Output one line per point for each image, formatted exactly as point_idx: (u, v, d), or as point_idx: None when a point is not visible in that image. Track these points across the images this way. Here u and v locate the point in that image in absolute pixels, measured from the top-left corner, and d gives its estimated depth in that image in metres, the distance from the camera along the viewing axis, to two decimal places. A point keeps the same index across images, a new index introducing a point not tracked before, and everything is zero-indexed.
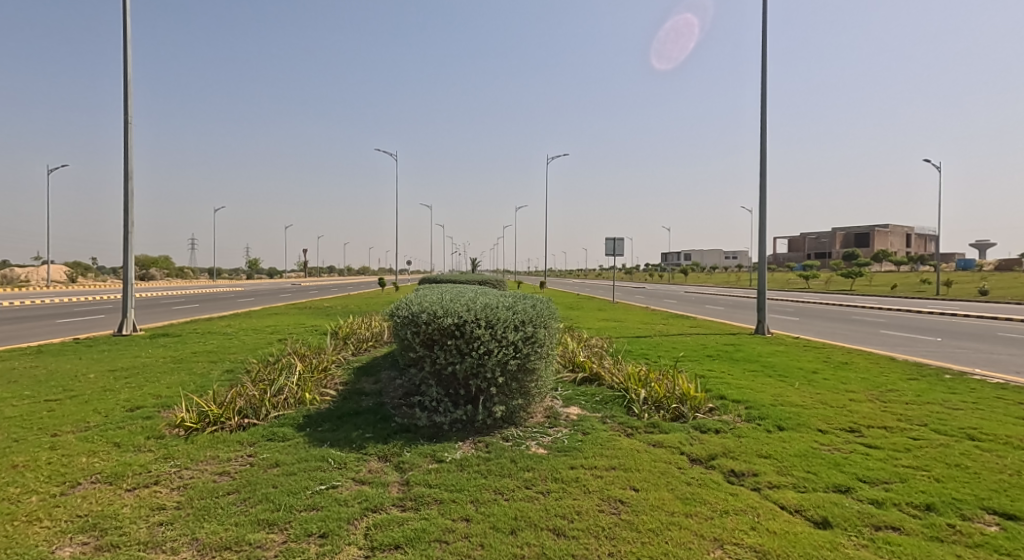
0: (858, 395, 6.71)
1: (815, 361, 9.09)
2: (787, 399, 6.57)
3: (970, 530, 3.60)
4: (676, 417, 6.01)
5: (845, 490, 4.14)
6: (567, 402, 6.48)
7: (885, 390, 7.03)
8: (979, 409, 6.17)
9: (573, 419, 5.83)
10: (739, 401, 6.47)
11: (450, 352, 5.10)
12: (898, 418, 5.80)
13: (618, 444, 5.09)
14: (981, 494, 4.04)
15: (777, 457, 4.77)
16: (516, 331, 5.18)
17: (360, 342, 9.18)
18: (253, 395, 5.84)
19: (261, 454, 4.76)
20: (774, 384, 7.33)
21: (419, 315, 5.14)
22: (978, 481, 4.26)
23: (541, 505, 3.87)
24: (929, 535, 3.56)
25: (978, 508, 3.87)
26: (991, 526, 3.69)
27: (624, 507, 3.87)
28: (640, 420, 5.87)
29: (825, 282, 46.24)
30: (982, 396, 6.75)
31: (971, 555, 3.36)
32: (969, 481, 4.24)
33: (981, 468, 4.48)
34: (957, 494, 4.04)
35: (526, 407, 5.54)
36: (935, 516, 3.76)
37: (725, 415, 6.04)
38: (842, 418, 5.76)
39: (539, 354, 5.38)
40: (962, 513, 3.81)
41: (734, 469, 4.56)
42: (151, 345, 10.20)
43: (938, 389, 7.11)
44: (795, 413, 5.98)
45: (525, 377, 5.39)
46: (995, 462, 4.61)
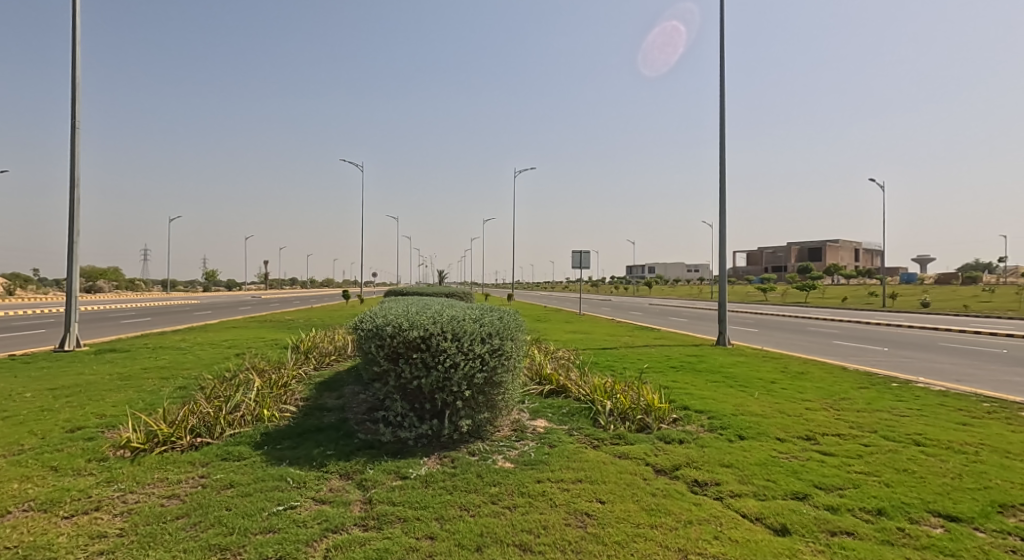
0: (813, 404, 6.92)
1: (774, 371, 9.34)
2: (747, 408, 6.73)
3: (918, 533, 3.74)
4: (642, 428, 6.09)
5: (802, 497, 4.26)
6: (534, 415, 6.50)
7: (838, 398, 7.26)
8: (923, 415, 6.44)
9: (540, 432, 5.85)
10: (702, 411, 6.60)
11: (415, 365, 5.06)
12: (851, 425, 6.00)
13: (585, 456, 5.11)
14: (927, 497, 4.21)
15: (738, 466, 4.88)
16: (483, 342, 5.18)
17: (322, 356, 9.03)
18: (207, 413, 5.69)
19: (213, 474, 4.63)
20: (735, 395, 7.49)
21: (384, 328, 5.10)
22: (923, 485, 4.43)
23: (507, 520, 3.86)
24: (880, 539, 3.68)
25: (923, 511, 4.02)
26: (936, 528, 3.84)
27: (590, 520, 3.90)
28: (607, 432, 5.93)
29: (784, 294, 47.90)
30: (926, 403, 7.05)
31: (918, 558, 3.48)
32: (916, 485, 4.41)
33: (926, 472, 4.67)
34: (905, 498, 4.19)
35: (492, 421, 5.52)
36: (885, 521, 3.90)
37: (688, 425, 6.17)
38: (799, 426, 5.92)
39: (506, 366, 5.38)
40: (909, 517, 3.96)
41: (697, 478, 4.65)
42: (97, 362, 9.78)
43: (887, 397, 7.38)
44: (755, 422, 6.12)
45: (491, 390, 5.38)
46: (940, 466, 4.81)
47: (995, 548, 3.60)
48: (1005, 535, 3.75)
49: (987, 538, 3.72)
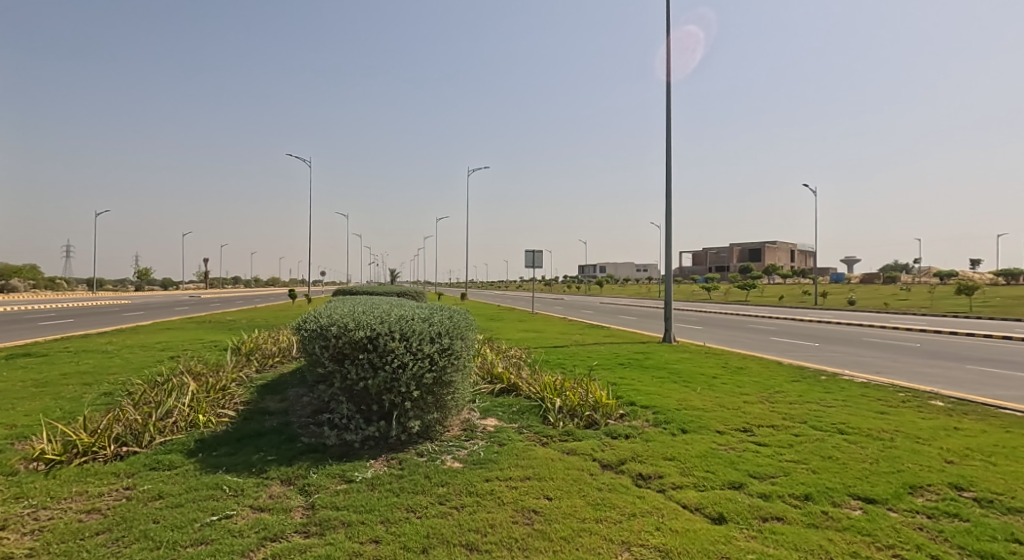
0: (751, 397, 7.23)
1: (715, 367, 9.70)
2: (690, 402, 6.97)
3: (839, 515, 3.98)
4: (590, 424, 6.22)
5: (738, 486, 4.45)
6: (485, 414, 6.53)
7: (772, 391, 7.62)
8: (848, 405, 6.84)
9: (490, 430, 5.89)
10: (648, 407, 6.79)
11: (362, 366, 5.00)
12: (783, 416, 6.30)
13: (534, 454, 5.18)
14: (849, 482, 4.47)
15: (680, 458, 5.05)
16: (432, 342, 5.17)
17: (265, 357, 8.80)
18: (134, 420, 5.46)
19: (139, 486, 4.45)
20: (679, 390, 7.73)
21: (328, 328, 5.01)
22: (846, 470, 4.71)
23: (454, 520, 3.88)
24: (806, 522, 3.89)
25: (844, 494, 4.28)
26: (856, 510, 4.09)
27: (537, 517, 3.96)
28: (556, 429, 6.02)
29: (727, 293, 49.62)
30: (851, 394, 7.49)
31: (840, 538, 3.70)
32: (840, 471, 4.68)
33: (849, 459, 4.97)
34: (830, 483, 4.45)
35: (442, 421, 5.52)
36: (811, 505, 4.12)
37: (634, 420, 6.33)
38: (737, 419, 6.18)
39: (455, 366, 5.39)
40: (833, 500, 4.20)
41: (641, 472, 4.79)
42: (13, 367, 9.20)
43: (816, 389, 7.79)
44: (697, 416, 6.34)
45: (441, 390, 5.38)
46: (861, 452, 5.12)
47: (906, 527, 3.86)
48: (916, 514, 4.03)
49: (900, 517, 4.00)
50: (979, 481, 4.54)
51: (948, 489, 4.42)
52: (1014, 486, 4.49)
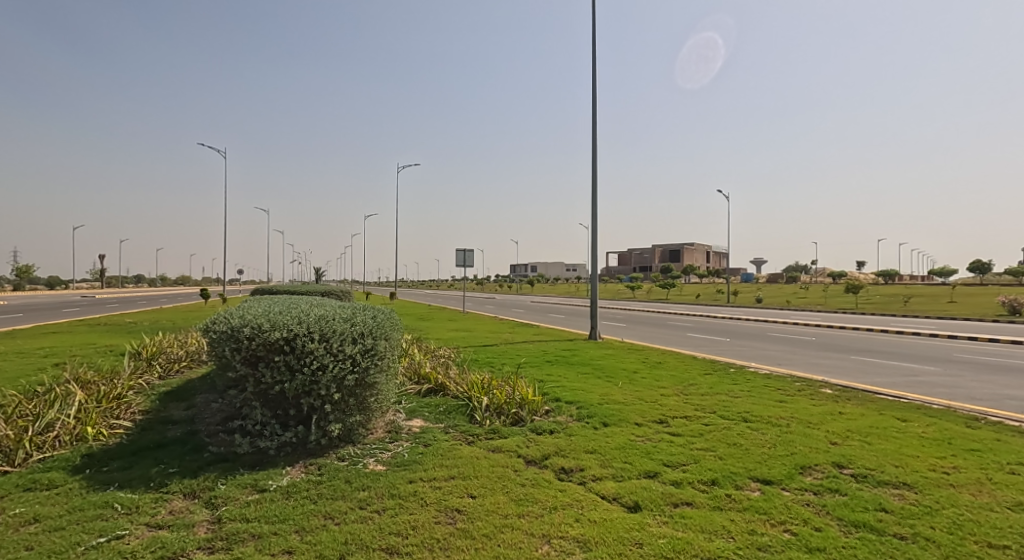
0: (667, 390, 7.56)
1: (635, 362, 10.07)
2: (612, 397, 7.19)
3: (741, 497, 4.25)
4: (516, 421, 6.30)
5: (653, 475, 4.65)
6: (411, 415, 6.47)
7: (687, 384, 8.00)
8: (752, 395, 7.31)
9: (415, 431, 5.85)
10: (572, 402, 6.96)
11: (277, 369, 4.84)
12: (696, 407, 6.64)
13: (459, 453, 5.19)
14: (750, 466, 4.79)
15: (600, 451, 5.21)
16: (355, 342, 5.08)
17: (169, 362, 8.32)
18: (6, 436, 5.00)
19: (13, 509, 4.10)
20: (601, 385, 7.97)
21: (240, 330, 4.80)
22: (749, 455, 5.04)
23: (375, 525, 3.83)
24: (712, 506, 4.13)
25: (745, 477, 4.57)
26: (755, 491, 4.38)
27: (459, 516, 3.98)
28: (482, 427, 6.05)
29: (650, 291, 51.54)
30: (755, 385, 8.01)
31: (741, 518, 3.96)
32: (743, 456, 5.00)
33: (751, 444, 5.31)
34: (734, 468, 4.74)
35: (364, 423, 5.43)
36: (717, 489, 4.38)
37: (559, 416, 6.47)
38: (654, 411, 6.44)
39: (379, 367, 5.31)
40: (735, 484, 4.47)
41: (564, 466, 4.91)
42: None
43: (726, 381, 8.26)
44: (618, 409, 6.56)
45: (363, 392, 5.29)
46: (762, 438, 5.48)
47: (796, 503, 4.19)
48: (805, 492, 4.38)
49: (791, 495, 4.32)
50: (858, 459, 5.01)
51: (831, 468, 4.84)
52: (885, 461, 4.98)
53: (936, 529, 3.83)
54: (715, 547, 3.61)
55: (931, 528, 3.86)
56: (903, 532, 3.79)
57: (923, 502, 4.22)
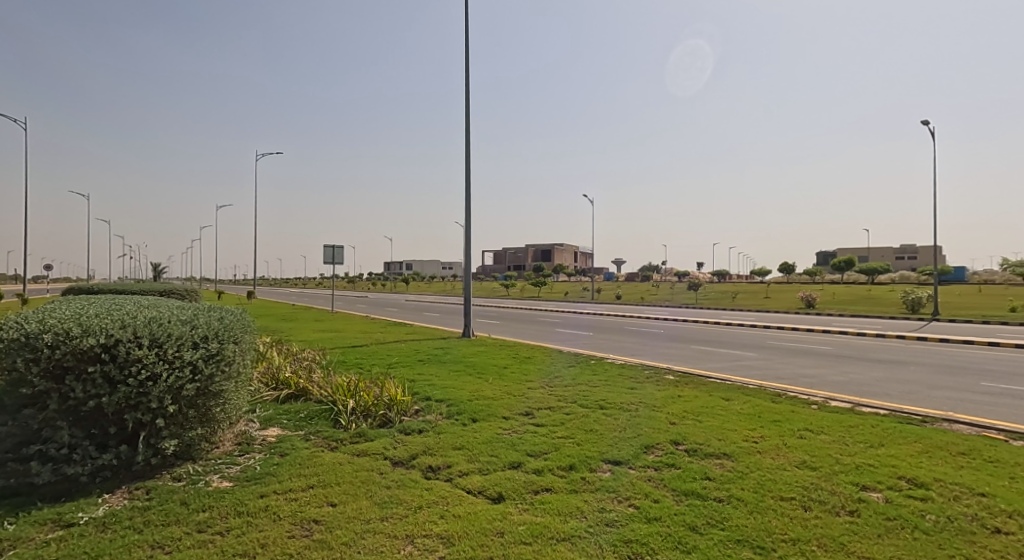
0: (534, 384, 7.84)
1: (506, 358, 10.32)
2: (482, 393, 7.30)
3: (594, 478, 4.55)
4: (384, 423, 6.17)
5: (516, 465, 4.80)
6: (266, 424, 6.09)
7: (553, 377, 8.36)
8: (609, 384, 7.82)
9: (270, 441, 5.52)
10: (442, 400, 6.96)
11: (93, 382, 4.24)
12: (559, 398, 6.96)
13: (319, 460, 4.98)
14: (603, 449, 5.15)
15: (468, 446, 5.27)
16: (195, 348, 4.63)
17: None
18: None
19: None
20: (472, 381, 8.06)
21: (39, 338, 4.14)
22: (602, 439, 5.40)
23: (218, 548, 3.56)
24: (569, 489, 4.36)
25: (598, 460, 4.90)
26: (606, 472, 4.70)
27: (317, 526, 3.82)
28: (346, 431, 5.84)
29: (522, 290, 52.99)
30: (612, 375, 8.57)
31: (593, 498, 4.23)
32: (597, 441, 5.35)
33: (605, 429, 5.69)
34: (588, 452, 5.06)
35: (207, 438, 5.01)
36: (573, 473, 4.64)
37: (428, 415, 6.44)
38: (521, 404, 6.64)
39: (225, 374, 4.91)
40: (589, 467, 4.78)
41: (431, 464, 4.90)
42: None
43: (587, 372, 8.75)
44: (486, 404, 6.67)
45: (207, 402, 4.86)
46: (615, 423, 5.91)
47: (640, 479, 4.59)
48: (647, 468, 4.82)
49: (636, 473, 4.73)
50: (690, 436, 5.62)
51: (669, 445, 5.35)
52: (711, 436, 5.65)
53: (745, 489, 4.44)
54: (569, 527, 3.81)
55: (741, 489, 4.44)
56: (720, 495, 4.33)
57: (737, 468, 4.85)
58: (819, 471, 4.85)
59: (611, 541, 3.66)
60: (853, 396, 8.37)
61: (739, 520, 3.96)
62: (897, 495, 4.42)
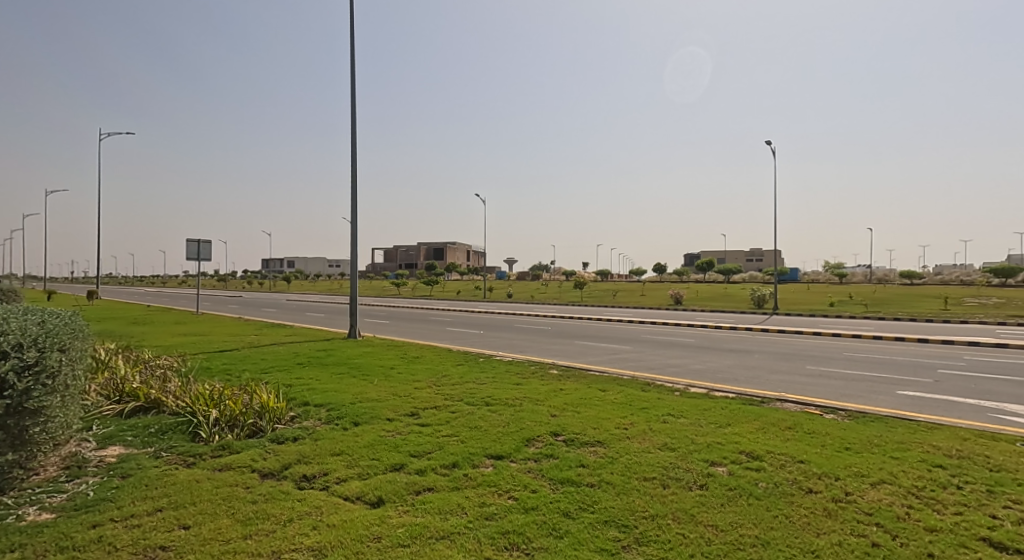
0: (421, 383, 7.62)
1: (393, 358, 9.99)
2: (366, 395, 6.97)
3: (476, 474, 4.47)
4: (253, 432, 5.67)
5: (399, 467, 4.60)
6: (103, 442, 5.38)
7: (440, 376, 8.19)
8: (496, 380, 7.79)
9: (109, 462, 4.88)
10: (321, 405, 6.55)
11: None
12: (446, 397, 6.82)
13: (173, 479, 4.46)
14: (485, 445, 5.10)
15: (347, 452, 4.97)
16: (5, 359, 3.92)
17: None
18: None
19: None
20: (356, 384, 7.69)
21: None
22: (485, 435, 5.35)
23: None
24: (451, 486, 4.25)
25: (481, 456, 4.85)
26: (488, 467, 4.65)
27: (165, 553, 3.38)
28: (207, 445, 5.30)
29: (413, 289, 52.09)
30: (500, 371, 8.55)
31: (475, 494, 4.14)
32: (481, 437, 5.29)
33: (489, 425, 5.65)
34: (472, 449, 4.98)
35: (23, 463, 4.29)
36: (456, 471, 4.53)
37: (305, 421, 6.03)
38: (406, 405, 6.42)
39: (45, 388, 4.23)
40: (472, 463, 4.70)
41: (305, 473, 4.56)
42: None
43: (475, 370, 8.67)
44: (370, 407, 6.37)
45: (20, 421, 4.14)
46: (499, 418, 5.88)
47: (520, 472, 4.59)
48: (528, 461, 4.83)
49: (517, 465, 4.72)
50: (568, 427, 5.71)
51: (548, 437, 5.41)
52: (587, 425, 5.78)
53: (614, 473, 4.59)
54: (449, 525, 3.69)
55: (611, 474, 4.59)
56: (593, 480, 4.45)
57: (608, 454, 5.01)
58: (677, 451, 5.14)
59: (489, 534, 3.60)
60: (710, 383, 9.00)
61: (606, 503, 4.08)
62: (739, 468, 4.79)
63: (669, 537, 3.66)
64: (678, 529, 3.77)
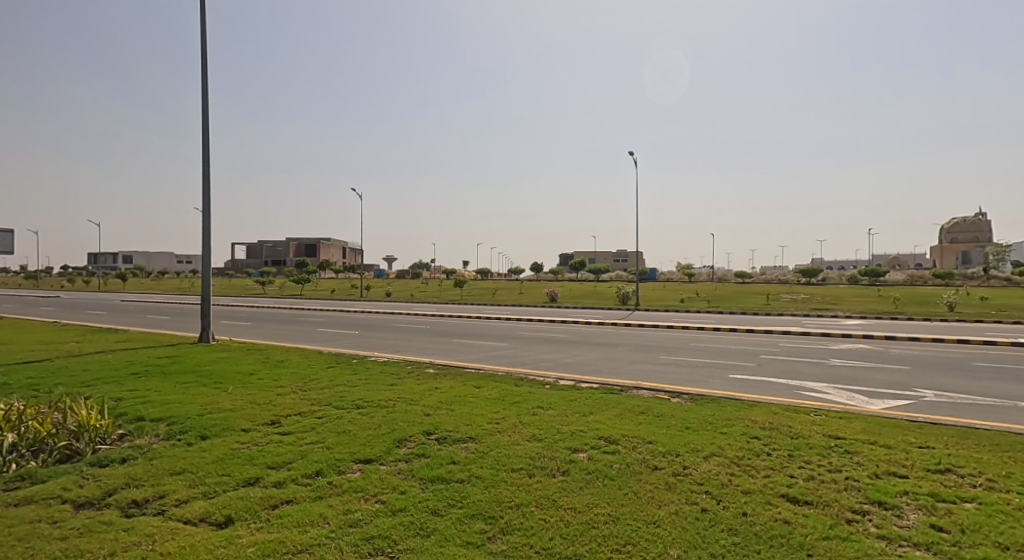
0: (284, 389, 7.11)
1: (253, 363, 9.23)
2: (217, 405, 6.35)
3: (341, 481, 4.22)
4: (66, 457, 4.92)
5: (253, 481, 4.23)
6: None
7: (307, 380, 7.70)
8: (369, 382, 7.47)
9: None
10: (160, 419, 5.84)
11: None
12: (312, 402, 6.42)
13: None
14: (354, 449, 4.85)
15: (191, 469, 4.46)
16: None
17: None
18: None
19: None
20: (207, 393, 6.98)
21: None
22: (355, 439, 5.09)
23: None
24: (314, 496, 3.98)
25: (348, 461, 4.60)
26: (356, 472, 4.43)
27: None
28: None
29: (280, 288, 49.01)
30: (373, 372, 8.22)
31: (339, 502, 3.90)
32: (350, 442, 5.02)
33: (359, 429, 5.40)
34: (339, 455, 4.72)
35: None
36: (320, 480, 4.26)
37: (138, 439, 5.34)
38: (265, 413, 5.94)
39: None
40: (338, 470, 4.45)
41: (135, 499, 4.02)
42: None
43: (347, 372, 8.25)
44: (221, 418, 5.80)
45: None
46: (369, 421, 5.64)
47: (390, 474, 4.40)
48: (398, 462, 4.65)
49: (387, 468, 4.53)
50: (442, 425, 5.58)
51: (421, 436, 5.25)
52: (460, 422, 5.69)
53: (485, 467, 4.54)
54: (309, 537, 3.44)
55: (482, 468, 4.54)
56: (463, 476, 4.36)
57: (479, 449, 4.95)
58: (544, 441, 5.21)
59: (352, 541, 3.40)
60: (579, 375, 9.33)
61: (475, 497, 4.02)
62: (598, 453, 4.95)
63: (532, 523, 3.68)
64: (541, 515, 3.80)
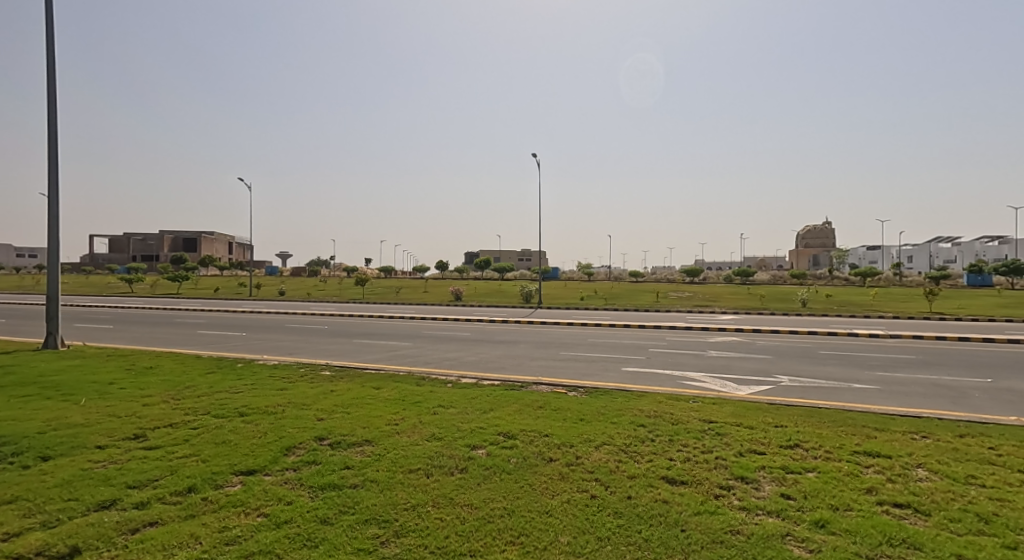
0: (153, 399, 6.42)
1: (115, 371, 8.27)
2: (66, 420, 5.59)
3: (218, 496, 3.86)
4: None
5: (109, 505, 3.77)
6: None
7: (181, 388, 7.01)
8: (256, 388, 6.95)
9: None
10: None
11: None
12: (186, 412, 5.85)
13: None
14: (235, 460, 4.46)
15: (26, 497, 3.87)
16: None
17: None
18: None
19: None
20: (55, 407, 6.13)
21: None
22: (236, 450, 4.69)
23: None
24: (183, 516, 3.61)
25: (227, 474, 4.22)
26: (236, 485, 4.06)
27: None
28: None
29: (152, 286, 44.84)
30: (259, 377, 7.66)
31: (214, 520, 3.56)
32: (230, 453, 4.61)
33: (241, 438, 4.98)
34: (216, 467, 4.31)
35: None
36: (192, 496, 3.87)
37: None
38: (127, 427, 5.32)
39: None
40: (215, 484, 4.06)
41: None
42: None
43: (229, 378, 7.62)
44: (70, 435, 5.11)
45: None
46: (253, 429, 5.22)
47: (275, 485, 4.07)
48: (286, 471, 4.32)
49: (272, 478, 4.20)
50: (336, 429, 5.27)
51: (312, 442, 4.92)
52: (356, 425, 5.41)
53: (379, 470, 4.33)
54: None
55: (376, 471, 4.32)
56: (357, 481, 4.12)
57: (376, 452, 4.71)
58: (443, 440, 5.06)
59: None
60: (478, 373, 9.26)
61: (369, 501, 3.80)
62: (496, 449, 4.88)
63: (426, 524, 3.54)
64: (435, 514, 3.67)
